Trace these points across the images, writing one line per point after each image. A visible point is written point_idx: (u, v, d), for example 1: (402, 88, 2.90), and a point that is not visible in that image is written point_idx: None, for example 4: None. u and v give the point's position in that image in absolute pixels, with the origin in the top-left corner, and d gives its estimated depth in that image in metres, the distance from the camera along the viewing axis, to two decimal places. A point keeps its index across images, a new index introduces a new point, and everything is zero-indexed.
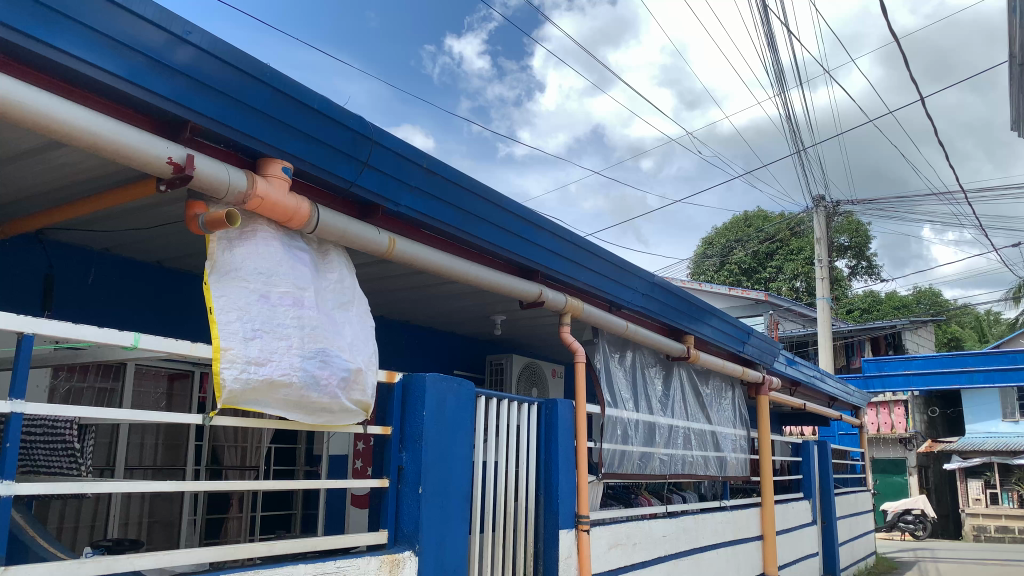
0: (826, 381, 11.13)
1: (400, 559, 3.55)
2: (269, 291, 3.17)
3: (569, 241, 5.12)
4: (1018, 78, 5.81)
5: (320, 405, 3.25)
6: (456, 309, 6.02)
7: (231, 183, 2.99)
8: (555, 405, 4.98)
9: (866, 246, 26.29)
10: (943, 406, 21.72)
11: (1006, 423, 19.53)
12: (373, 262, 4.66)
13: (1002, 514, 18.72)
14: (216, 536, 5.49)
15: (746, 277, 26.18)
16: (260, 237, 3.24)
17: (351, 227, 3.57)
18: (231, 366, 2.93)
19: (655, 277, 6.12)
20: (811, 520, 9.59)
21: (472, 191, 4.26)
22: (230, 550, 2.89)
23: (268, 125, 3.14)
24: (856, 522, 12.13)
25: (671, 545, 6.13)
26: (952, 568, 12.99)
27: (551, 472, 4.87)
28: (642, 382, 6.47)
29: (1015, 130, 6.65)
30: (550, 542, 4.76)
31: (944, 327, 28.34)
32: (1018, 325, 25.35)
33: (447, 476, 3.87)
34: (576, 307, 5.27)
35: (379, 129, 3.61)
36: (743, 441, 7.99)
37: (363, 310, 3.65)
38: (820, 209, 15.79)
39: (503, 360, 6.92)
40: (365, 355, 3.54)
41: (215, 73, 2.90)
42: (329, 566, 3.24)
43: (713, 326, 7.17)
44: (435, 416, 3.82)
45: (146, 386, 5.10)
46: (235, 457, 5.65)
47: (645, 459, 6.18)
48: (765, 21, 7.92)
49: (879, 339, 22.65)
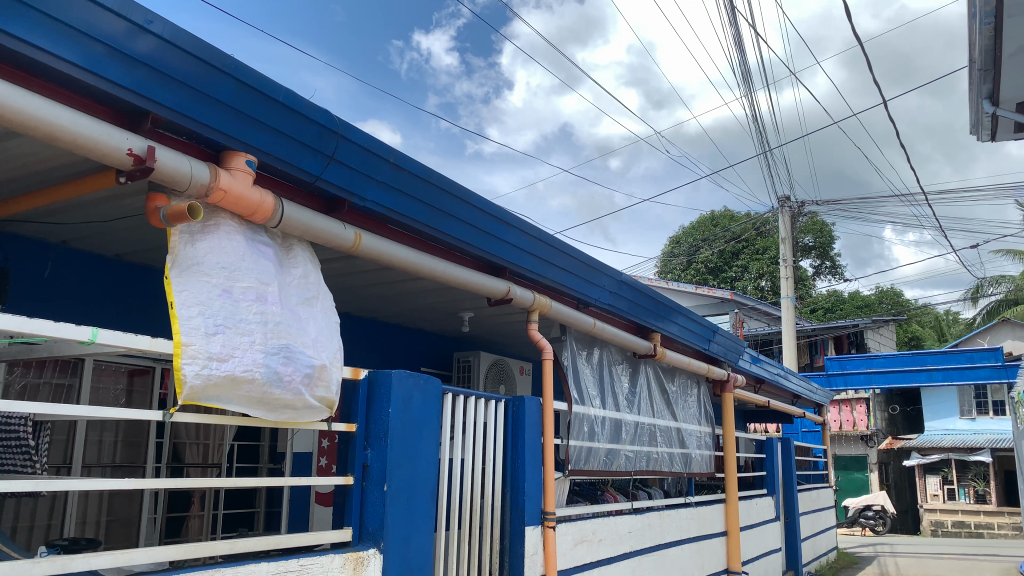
0: (790, 379, 11.28)
1: (364, 557, 3.52)
2: (231, 286, 3.12)
3: (538, 239, 5.13)
4: (977, 82, 5.90)
5: (283, 402, 3.22)
6: (423, 306, 5.98)
7: (193, 175, 2.94)
8: (522, 401, 4.98)
9: (830, 246, 26.69)
10: (903, 404, 21.90)
11: (964, 420, 20.01)
12: (338, 258, 4.62)
13: (959, 509, 19.07)
14: (176, 535, 5.39)
15: (712, 276, 26.43)
16: (223, 231, 3.20)
17: (317, 222, 3.53)
18: (192, 362, 2.89)
19: (622, 275, 6.15)
20: (774, 515, 9.71)
21: (440, 186, 4.23)
22: (191, 548, 2.84)
23: (233, 117, 3.09)
24: (818, 518, 12.30)
25: (636, 541, 6.18)
26: (910, 562, 13.23)
27: (518, 469, 4.87)
28: (609, 379, 6.49)
29: (974, 134, 6.79)
30: (516, 539, 4.76)
31: (905, 326, 28.84)
32: (976, 325, 25.93)
33: (413, 473, 3.85)
34: (543, 305, 5.27)
35: (345, 123, 3.57)
36: (707, 438, 8.07)
37: (327, 305, 3.62)
38: (785, 210, 15.98)
39: (471, 358, 6.89)
40: (330, 351, 3.50)
41: (178, 64, 2.85)
42: (292, 565, 3.22)
43: (679, 324, 7.22)
44: (401, 413, 3.80)
45: (105, 382, 5.00)
46: (197, 454, 5.55)
47: (612, 456, 6.21)
48: (731, 20, 7.98)
49: (842, 339, 23.06)
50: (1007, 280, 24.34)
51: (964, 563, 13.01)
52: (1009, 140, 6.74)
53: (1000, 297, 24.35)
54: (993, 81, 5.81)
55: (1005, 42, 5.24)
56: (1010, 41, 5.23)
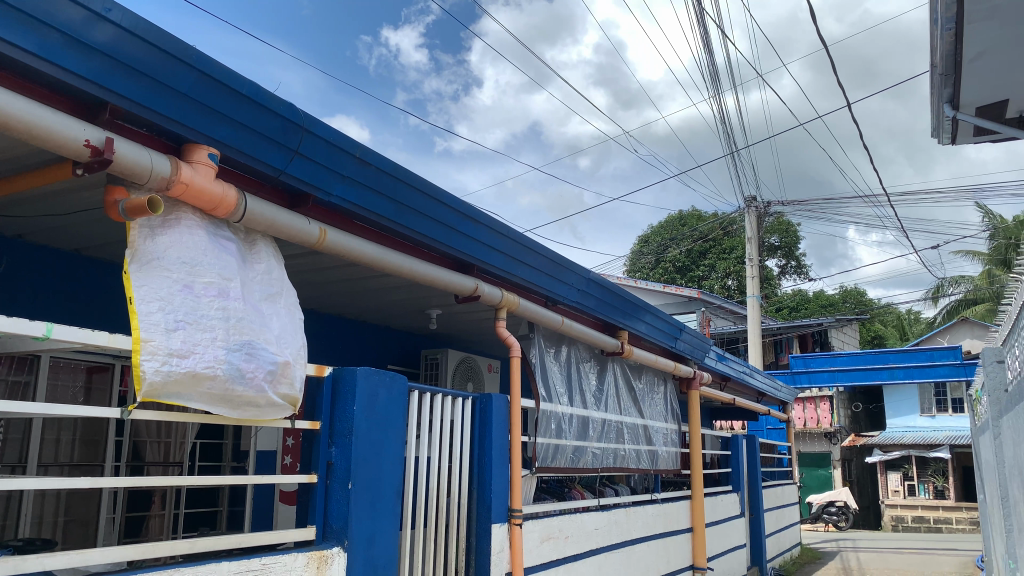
0: (755, 377, 11.41)
1: (328, 556, 3.49)
2: (192, 281, 3.07)
3: (507, 236, 5.11)
4: (938, 86, 6.00)
5: (245, 399, 3.17)
6: (390, 302, 5.94)
7: (153, 168, 2.89)
8: (489, 399, 4.97)
9: (795, 246, 27.05)
10: (866, 401, 22.25)
11: (924, 418, 20.36)
12: (303, 254, 4.58)
13: (918, 505, 19.43)
14: (136, 535, 5.30)
15: (680, 275, 26.64)
16: (185, 225, 3.14)
17: (280, 216, 3.49)
18: (152, 358, 2.84)
19: (590, 273, 6.16)
20: (739, 512, 9.81)
21: (408, 183, 4.20)
22: (150, 548, 2.79)
23: (195, 109, 3.04)
24: (782, 514, 12.46)
25: (603, 538, 6.21)
26: (871, 557, 13.46)
27: (485, 467, 4.86)
28: (577, 377, 6.51)
29: (935, 137, 6.91)
30: (482, 536, 4.75)
31: (868, 325, 29.37)
32: (936, 325, 26.44)
33: (378, 471, 3.82)
34: (511, 302, 5.26)
35: (311, 117, 3.53)
36: (674, 434, 8.14)
37: (291, 301, 3.57)
38: (751, 209, 16.14)
39: (438, 355, 6.86)
40: (293, 347, 3.46)
41: (139, 54, 2.79)
42: (254, 563, 3.17)
43: (647, 322, 7.25)
44: (366, 411, 3.77)
45: (62, 380, 4.89)
46: (158, 453, 5.45)
47: (579, 452, 6.23)
48: (700, 20, 8.03)
49: (807, 338, 23.48)
50: (966, 280, 24.87)
51: (923, 557, 13.27)
52: (969, 142, 6.88)
53: (959, 297, 24.87)
54: (954, 85, 5.91)
55: (965, 48, 5.33)
56: (969, 46, 5.32)
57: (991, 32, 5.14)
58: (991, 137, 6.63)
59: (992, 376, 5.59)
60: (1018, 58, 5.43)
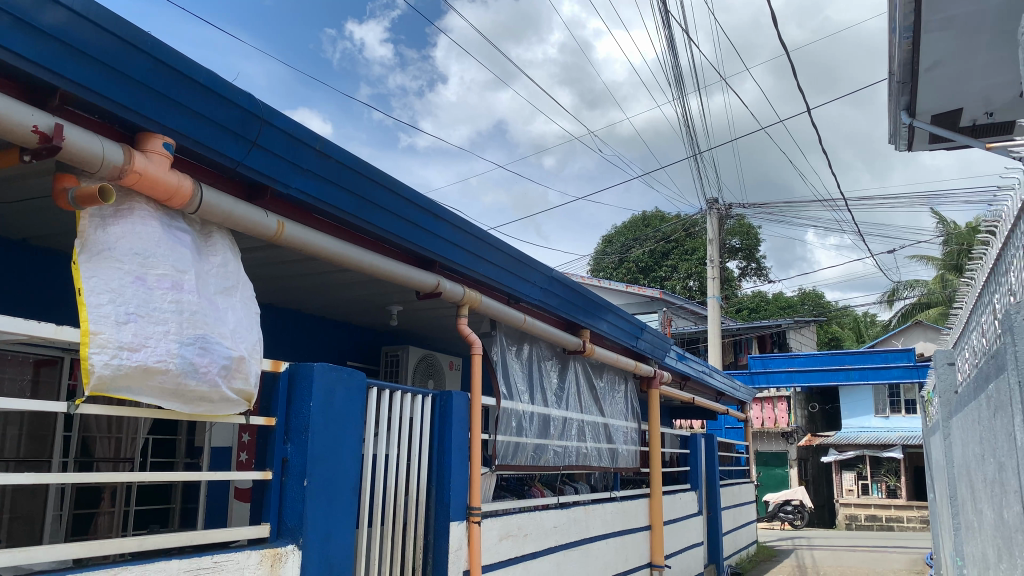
0: (715, 376, 11.52)
1: (282, 554, 3.44)
2: (145, 273, 3.00)
3: (470, 234, 5.09)
4: (895, 93, 6.09)
5: (198, 394, 3.10)
6: (350, 298, 5.88)
7: (106, 156, 2.82)
8: (450, 396, 4.95)
9: (755, 249, 27.42)
10: (822, 401, 22.58)
11: (878, 418, 20.72)
12: (261, 247, 4.51)
13: (871, 503, 19.80)
14: (84, 532, 5.18)
15: (643, 275, 26.88)
16: (138, 216, 3.07)
17: (237, 208, 3.43)
18: (101, 351, 2.77)
19: (554, 271, 6.16)
20: (697, 510, 9.90)
21: (370, 177, 4.15)
22: (97, 546, 2.72)
23: (149, 97, 2.97)
24: (739, 512, 12.63)
25: (561, 535, 6.22)
26: (824, 554, 13.71)
27: (444, 464, 4.83)
28: (538, 375, 6.51)
29: (892, 143, 7.04)
30: (440, 534, 4.73)
31: (825, 327, 29.94)
32: (891, 327, 27.03)
33: (335, 470, 3.77)
34: (473, 299, 5.23)
35: (270, 108, 3.47)
36: (634, 433, 8.18)
37: (247, 295, 3.51)
38: (712, 212, 16.30)
39: (399, 352, 6.81)
40: (249, 343, 3.41)
41: (91, 39, 2.71)
42: (205, 561, 3.11)
43: (609, 321, 7.29)
44: (323, 407, 3.72)
45: (9, 373, 4.76)
46: (109, 448, 5.33)
47: (540, 450, 6.23)
48: (665, 20, 8.06)
49: (766, 339, 23.88)
50: (920, 284, 25.46)
51: (875, 555, 13.50)
52: (924, 150, 7.03)
53: (914, 301, 25.45)
54: (911, 93, 6.01)
55: (922, 56, 5.42)
56: (926, 55, 5.42)
57: (947, 41, 5.22)
58: (946, 144, 6.79)
59: (942, 378, 5.74)
60: (973, 68, 5.55)
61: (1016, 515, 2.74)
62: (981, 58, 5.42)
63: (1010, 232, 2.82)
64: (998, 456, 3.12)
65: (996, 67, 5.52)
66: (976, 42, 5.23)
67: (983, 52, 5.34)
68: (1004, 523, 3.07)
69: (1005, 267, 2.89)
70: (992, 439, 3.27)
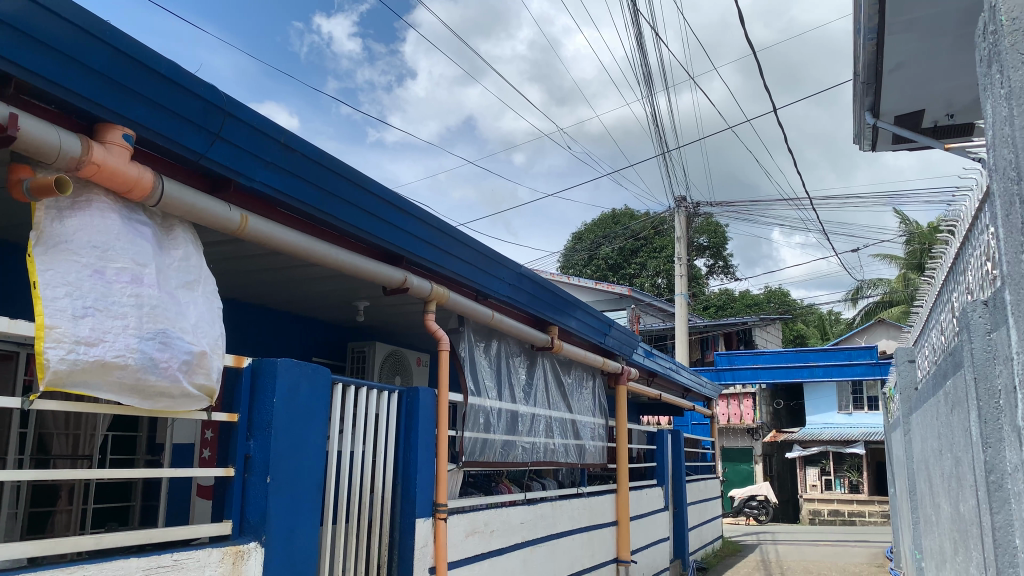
0: (681, 373, 11.60)
1: (244, 551, 3.41)
2: (103, 266, 2.94)
3: (438, 229, 5.06)
4: (860, 93, 6.17)
5: (158, 389, 3.05)
6: (316, 293, 5.83)
7: (62, 147, 2.76)
8: (416, 393, 4.92)
9: (722, 247, 27.71)
10: (787, 398, 22.92)
11: (841, 414, 21.05)
12: (225, 241, 4.46)
13: (835, 499, 20.11)
14: (41, 531, 5.07)
15: (612, 274, 27.06)
16: (96, 208, 3.01)
17: (199, 202, 3.38)
18: (57, 346, 2.71)
19: (522, 268, 6.17)
20: (663, 506, 9.97)
21: (336, 171, 4.12)
22: (53, 544, 2.67)
23: (109, 87, 2.91)
24: (705, 508, 12.77)
25: (528, 531, 6.23)
26: (788, 549, 13.90)
27: (410, 460, 4.81)
28: (506, 372, 6.51)
29: (857, 144, 7.14)
30: (406, 531, 4.71)
31: (790, 325, 30.44)
32: (855, 326, 27.47)
33: (299, 466, 3.75)
34: (440, 295, 5.22)
35: (233, 100, 3.42)
36: (601, 429, 8.21)
37: (209, 290, 3.46)
38: (680, 210, 16.41)
39: (366, 348, 6.77)
40: (211, 337, 3.36)
41: (47, 25, 2.65)
42: (165, 559, 3.06)
43: (577, 318, 7.32)
44: (287, 402, 3.69)
45: None
46: (66, 446, 5.21)
47: (507, 447, 6.24)
48: (635, 18, 8.10)
49: (732, 336, 24.12)
50: (883, 283, 25.91)
51: (837, 550, 13.72)
52: (887, 151, 7.14)
53: (877, 299, 25.89)
54: (875, 94, 6.10)
55: (887, 58, 5.50)
56: (890, 57, 5.50)
57: (910, 43, 5.31)
58: (909, 145, 6.90)
59: (903, 375, 5.86)
60: (936, 70, 5.64)
61: (971, 508, 2.80)
62: (943, 60, 5.51)
63: (967, 232, 2.88)
64: (954, 451, 3.19)
65: (958, 70, 5.63)
66: (939, 44, 5.32)
67: (944, 54, 5.44)
68: (960, 517, 3.14)
69: (962, 267, 2.95)
70: (950, 435, 3.34)
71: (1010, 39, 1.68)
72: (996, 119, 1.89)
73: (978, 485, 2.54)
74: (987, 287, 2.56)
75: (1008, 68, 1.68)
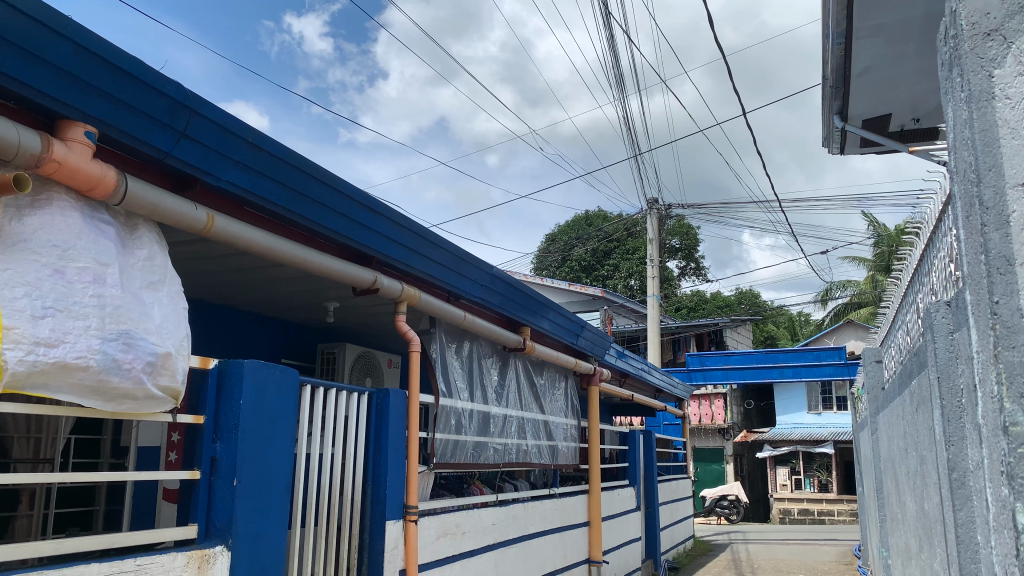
0: (653, 374, 11.66)
1: (210, 555, 3.36)
2: (64, 266, 2.88)
3: (409, 229, 5.03)
4: (829, 97, 6.23)
5: (121, 391, 3.00)
6: (285, 293, 5.77)
7: (22, 144, 2.70)
8: (387, 394, 4.90)
9: (694, 249, 27.94)
10: (757, 399, 23.16)
11: (811, 414, 21.31)
12: (192, 241, 4.40)
13: (804, 498, 20.30)
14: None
15: (585, 275, 27.11)
16: (57, 206, 2.96)
17: (164, 200, 3.33)
18: (15, 347, 2.64)
19: (494, 269, 6.16)
20: (635, 506, 10.01)
21: (305, 171, 4.08)
22: (11, 549, 2.61)
23: (72, 84, 2.86)
24: (677, 507, 12.85)
25: (500, 533, 6.22)
26: (760, 548, 14.02)
27: (381, 462, 4.78)
28: (478, 373, 6.49)
29: (825, 147, 7.23)
30: (376, 533, 4.67)
31: (760, 326, 30.77)
32: (825, 326, 27.84)
33: (267, 468, 3.71)
34: (412, 296, 5.19)
35: (200, 98, 3.37)
36: (573, 429, 8.22)
37: (174, 290, 3.41)
38: (653, 212, 16.50)
39: (336, 349, 6.71)
40: (176, 338, 3.30)
41: (10, 22, 2.59)
42: (128, 565, 3.00)
43: (550, 319, 7.32)
44: (254, 404, 3.64)
45: None
46: (27, 449, 5.09)
47: (478, 448, 6.21)
48: (607, 20, 8.12)
49: (704, 336, 24.28)
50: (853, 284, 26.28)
51: (806, 548, 13.88)
52: (855, 154, 7.24)
53: (846, 300, 26.26)
54: (843, 97, 6.18)
55: (854, 62, 5.57)
56: (857, 61, 5.58)
57: (876, 48, 5.38)
58: (876, 148, 7.00)
59: (871, 375, 5.92)
60: (901, 75, 5.73)
61: (935, 505, 2.83)
62: (909, 64, 5.59)
63: (932, 235, 2.92)
64: (919, 450, 3.23)
65: (923, 75, 5.71)
66: (904, 49, 5.39)
67: (909, 59, 5.52)
68: (924, 514, 3.18)
69: (926, 268, 2.99)
70: (915, 433, 3.38)
71: (970, 44, 1.69)
72: (957, 123, 1.91)
73: (941, 484, 2.57)
74: (950, 286, 2.59)
75: (969, 71, 1.69)
